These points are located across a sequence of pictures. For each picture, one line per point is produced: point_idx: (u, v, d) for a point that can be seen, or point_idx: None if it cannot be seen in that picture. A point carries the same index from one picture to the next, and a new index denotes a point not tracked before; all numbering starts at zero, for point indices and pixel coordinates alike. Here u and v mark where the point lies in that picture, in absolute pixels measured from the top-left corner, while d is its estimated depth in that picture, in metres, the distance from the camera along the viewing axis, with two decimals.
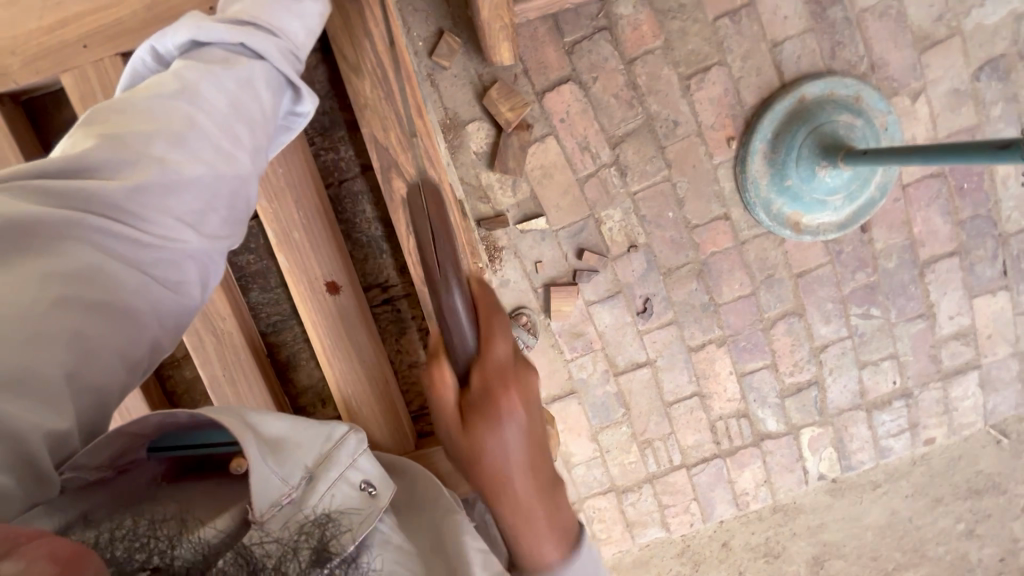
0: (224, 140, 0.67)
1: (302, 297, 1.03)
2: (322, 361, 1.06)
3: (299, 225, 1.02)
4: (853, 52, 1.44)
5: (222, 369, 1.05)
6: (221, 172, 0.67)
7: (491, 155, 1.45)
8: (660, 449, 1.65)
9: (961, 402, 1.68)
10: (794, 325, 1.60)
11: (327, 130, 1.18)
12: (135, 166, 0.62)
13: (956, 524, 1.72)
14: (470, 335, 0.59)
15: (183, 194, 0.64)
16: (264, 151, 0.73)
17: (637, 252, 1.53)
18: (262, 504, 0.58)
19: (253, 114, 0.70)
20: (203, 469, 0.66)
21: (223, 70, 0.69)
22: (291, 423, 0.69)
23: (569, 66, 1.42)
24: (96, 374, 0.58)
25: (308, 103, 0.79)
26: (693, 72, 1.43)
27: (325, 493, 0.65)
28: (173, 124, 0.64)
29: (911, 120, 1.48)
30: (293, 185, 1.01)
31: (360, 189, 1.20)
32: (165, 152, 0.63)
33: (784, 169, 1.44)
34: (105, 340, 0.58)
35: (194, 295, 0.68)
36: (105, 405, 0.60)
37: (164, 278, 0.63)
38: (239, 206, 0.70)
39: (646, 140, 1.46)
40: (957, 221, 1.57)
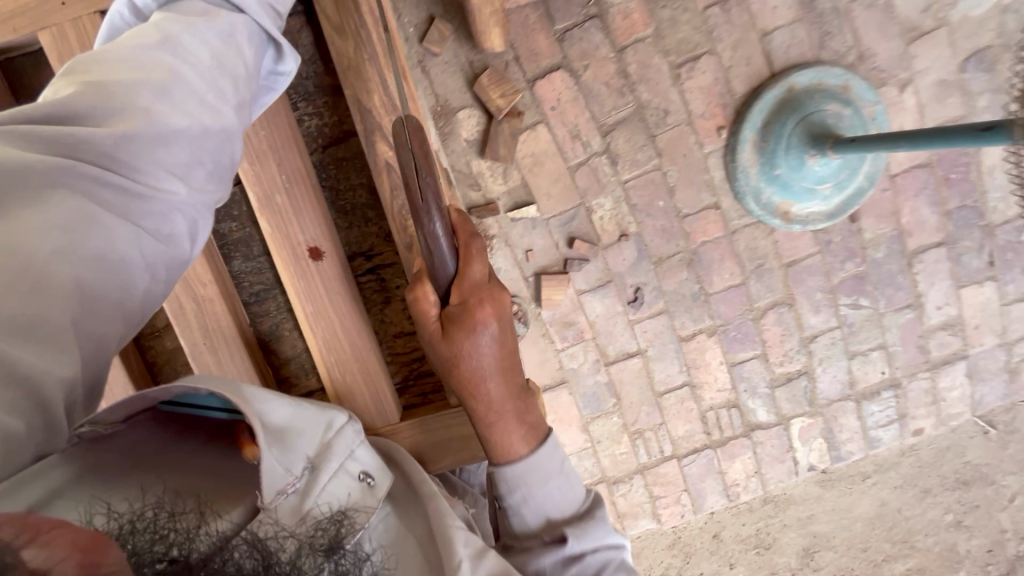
0: (208, 93, 0.70)
1: (283, 258, 1.06)
2: (303, 325, 1.09)
3: (282, 189, 1.05)
4: (841, 42, 1.45)
5: (204, 340, 1.10)
6: (207, 125, 0.70)
7: (482, 142, 1.45)
8: (651, 439, 1.65)
9: (949, 392, 1.69)
10: (784, 315, 1.60)
11: (311, 96, 1.19)
12: (125, 114, 0.64)
13: (945, 514, 1.72)
14: (448, 257, 0.74)
15: (171, 145, 0.67)
16: (247, 108, 0.77)
17: (628, 242, 1.53)
18: (271, 493, 0.64)
19: (235, 69, 0.74)
20: (201, 427, 0.74)
21: (205, 23, 0.72)
22: (294, 411, 0.77)
23: (560, 54, 1.42)
24: (107, 305, 0.63)
25: (289, 62, 0.83)
26: (683, 60, 1.44)
27: (325, 484, 0.71)
28: (158, 74, 0.67)
29: (899, 110, 1.50)
30: (277, 151, 1.03)
31: (340, 158, 1.22)
32: (151, 101, 0.66)
33: (773, 158, 1.45)
34: (105, 292, 0.63)
35: (184, 247, 0.71)
36: (106, 346, 0.65)
37: (156, 229, 0.67)
38: (223, 163, 0.74)
39: (636, 129, 1.46)
40: (944, 211, 1.58)
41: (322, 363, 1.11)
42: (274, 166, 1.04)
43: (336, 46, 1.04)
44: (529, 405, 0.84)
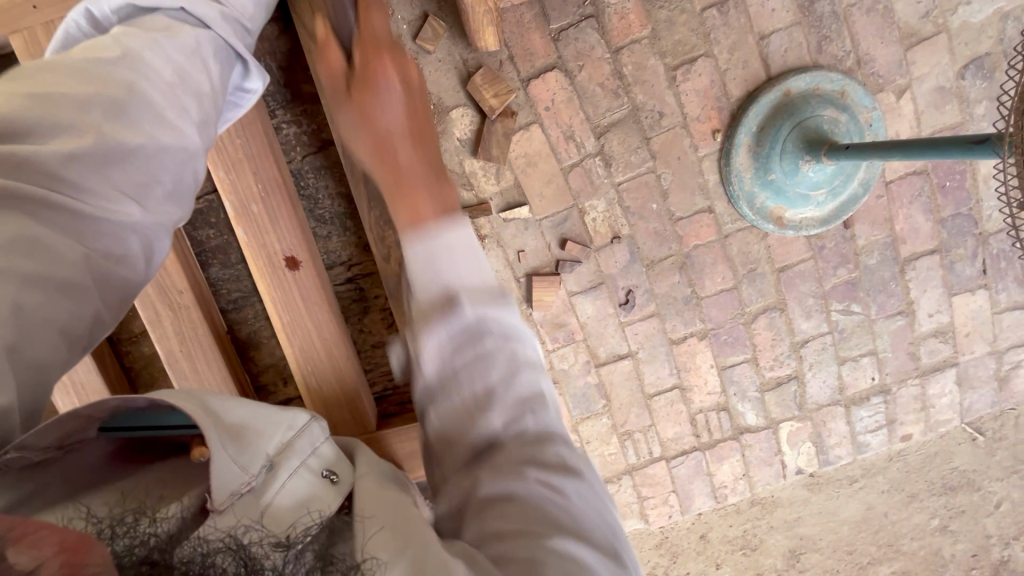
0: (168, 108, 0.64)
1: (261, 271, 1.08)
2: (280, 334, 1.11)
3: (258, 200, 1.07)
4: (839, 47, 1.44)
5: (179, 345, 1.11)
6: (166, 141, 0.62)
7: (475, 141, 1.44)
8: (640, 441, 1.65)
9: (938, 399, 1.69)
10: (775, 319, 1.60)
11: (289, 104, 1.21)
12: (69, 129, 0.56)
13: (930, 519, 1.74)
14: (403, 123, 0.87)
15: (127, 165, 0.59)
16: (212, 127, 0.70)
17: (620, 244, 1.52)
18: (222, 493, 0.55)
19: (200, 85, 0.68)
20: (155, 449, 0.62)
21: (167, 39, 0.67)
22: (252, 410, 0.65)
23: (555, 54, 1.40)
24: (32, 360, 0.51)
25: (257, 80, 0.79)
26: (680, 62, 1.42)
27: (285, 483, 0.61)
28: (112, 89, 0.60)
29: (895, 117, 1.48)
30: (252, 161, 1.06)
31: (320, 167, 1.24)
32: (105, 117, 0.59)
33: (767, 163, 1.44)
34: (48, 314, 0.52)
35: (139, 271, 0.62)
36: (46, 388, 0.53)
37: (108, 251, 0.57)
38: (187, 181, 0.66)
39: (630, 131, 1.45)
40: (938, 219, 1.58)
41: (298, 371, 1.13)
42: (250, 175, 1.06)
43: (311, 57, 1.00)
44: (484, 329, 0.68)
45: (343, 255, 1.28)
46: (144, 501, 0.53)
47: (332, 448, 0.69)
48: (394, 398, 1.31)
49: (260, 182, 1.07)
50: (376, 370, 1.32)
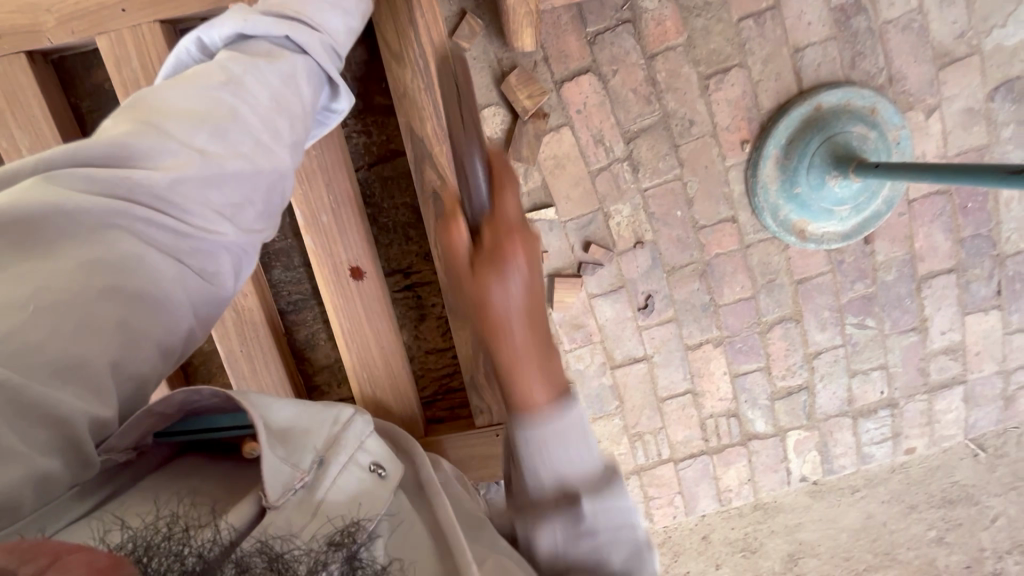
0: (265, 134, 0.66)
1: (327, 279, 1.12)
2: (340, 342, 1.16)
3: (329, 210, 1.10)
4: (872, 63, 1.44)
5: (239, 345, 1.15)
6: (261, 167, 0.64)
7: (506, 141, 1.45)
8: (650, 442, 1.68)
9: (943, 414, 1.72)
10: (790, 330, 1.62)
11: (360, 113, 1.22)
12: (174, 155, 0.59)
13: (927, 530, 1.77)
14: (484, 183, 0.58)
15: (224, 187, 0.61)
16: (302, 147, 0.72)
17: (643, 249, 1.54)
18: (275, 490, 0.59)
19: (294, 109, 0.69)
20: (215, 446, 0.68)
21: (267, 63, 0.67)
22: (296, 410, 0.71)
23: (590, 57, 1.40)
24: (133, 374, 0.56)
25: (344, 102, 0.79)
26: (713, 71, 1.43)
27: (338, 478, 0.65)
28: (215, 115, 0.62)
29: (923, 136, 1.49)
30: (326, 171, 1.08)
31: (386, 176, 1.25)
32: (208, 144, 0.61)
33: (794, 176, 1.45)
34: (149, 330, 0.56)
35: (229, 287, 0.65)
36: (142, 395, 0.58)
37: (202, 268, 0.61)
38: (275, 201, 0.68)
39: (660, 138, 1.46)
40: (957, 238, 1.59)
41: (356, 380, 1.18)
42: (323, 187, 1.09)
43: (392, 71, 1.07)
44: (555, 358, 0.62)
45: (402, 261, 1.29)
46: (202, 506, 0.57)
47: (377, 443, 0.72)
48: (443, 403, 1.34)
49: (332, 193, 1.10)
50: (428, 375, 1.34)
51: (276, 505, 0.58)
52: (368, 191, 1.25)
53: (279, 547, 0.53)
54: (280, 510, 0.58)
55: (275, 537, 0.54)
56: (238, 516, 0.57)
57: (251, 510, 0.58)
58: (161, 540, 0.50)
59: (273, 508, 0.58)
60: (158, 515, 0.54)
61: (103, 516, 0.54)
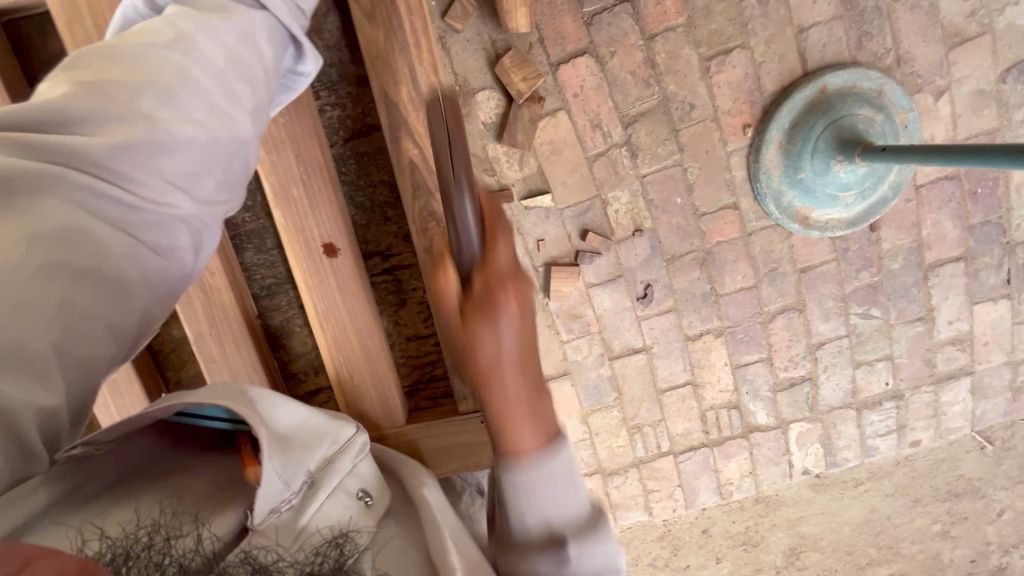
0: (219, 96, 0.61)
1: (300, 257, 1.09)
2: (313, 322, 1.13)
3: (300, 183, 1.07)
4: (880, 44, 1.40)
5: (208, 326, 1.12)
6: (216, 133, 0.60)
7: (500, 126, 1.41)
8: (649, 435, 1.65)
9: (950, 406, 1.68)
10: (793, 320, 1.59)
11: (333, 85, 1.19)
12: (120, 120, 0.55)
13: (932, 524, 1.74)
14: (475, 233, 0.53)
15: (176, 154, 0.57)
16: (265, 112, 0.67)
17: (642, 237, 1.50)
18: (262, 512, 0.58)
19: (254, 69, 0.64)
20: (199, 439, 0.69)
21: (221, 20, 0.63)
22: (304, 416, 0.70)
23: (586, 39, 1.36)
24: (81, 355, 0.52)
25: (311, 63, 0.74)
26: (714, 53, 1.38)
27: (325, 504, 0.63)
28: (163, 76, 0.58)
29: (931, 119, 1.45)
30: (298, 146, 1.05)
31: (361, 152, 1.22)
32: (154, 107, 0.57)
33: (798, 161, 1.41)
34: (97, 309, 0.53)
35: (187, 263, 0.61)
36: (95, 379, 0.55)
37: (155, 242, 0.57)
38: (237, 170, 0.63)
39: (659, 122, 1.42)
40: (966, 225, 1.55)
41: (331, 362, 1.15)
42: (294, 161, 1.06)
43: (365, 32, 1.06)
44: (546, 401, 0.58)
45: (380, 243, 1.27)
46: (185, 513, 0.58)
47: (369, 469, 0.71)
48: (426, 392, 1.31)
49: (304, 167, 1.07)
50: (409, 362, 1.31)
51: (260, 528, 0.58)
52: (343, 168, 1.23)
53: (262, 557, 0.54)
54: (265, 532, 0.58)
55: (259, 548, 0.55)
56: (222, 526, 0.59)
57: (236, 523, 0.60)
58: (139, 551, 0.51)
59: (255, 531, 0.57)
60: (140, 522, 0.55)
61: (83, 523, 0.55)
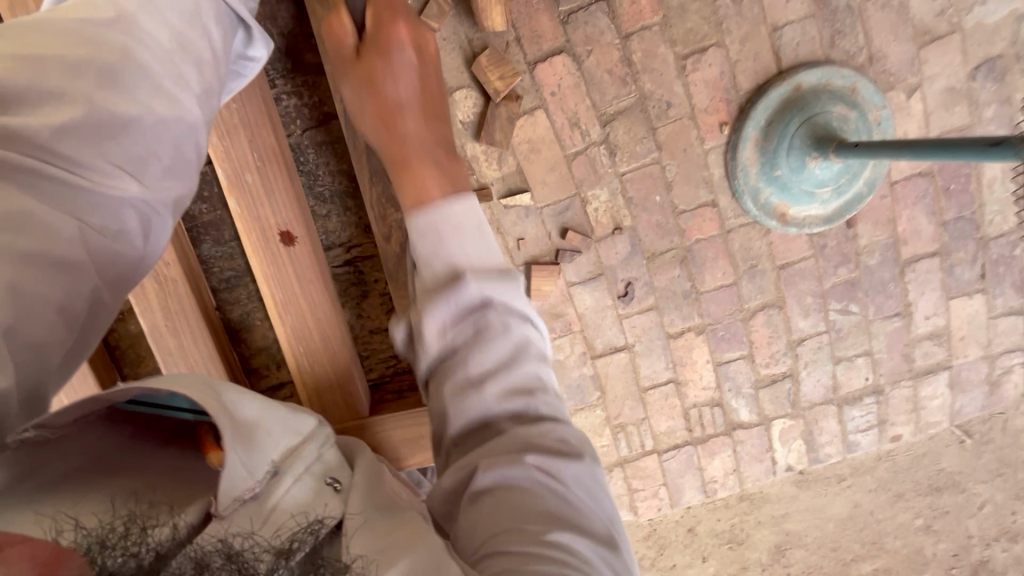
0: (168, 78, 0.60)
1: (254, 242, 1.07)
2: (273, 313, 1.11)
3: (253, 168, 1.05)
4: (852, 42, 1.42)
5: (166, 318, 1.10)
6: (164, 115, 0.59)
7: (478, 125, 1.41)
8: (632, 434, 1.65)
9: (929, 401, 1.70)
10: (773, 317, 1.60)
11: (288, 73, 1.18)
12: (64, 100, 0.54)
13: (914, 519, 1.75)
14: None
15: (121, 136, 0.56)
16: (212, 96, 0.67)
17: (622, 235, 1.50)
18: (226, 498, 0.55)
19: (200, 52, 0.64)
20: (158, 430, 0.64)
21: (165, 2, 0.62)
22: (264, 407, 0.64)
23: (563, 37, 1.37)
24: (29, 337, 0.50)
25: (262, 48, 0.75)
26: (690, 51, 1.39)
27: (288, 491, 0.61)
28: (104, 55, 0.57)
29: (904, 116, 1.47)
30: (249, 129, 1.04)
31: (320, 142, 1.22)
32: (99, 86, 0.56)
33: (774, 159, 1.42)
34: (49, 293, 0.51)
35: (137, 247, 0.59)
36: (44, 367, 0.52)
37: (104, 226, 0.55)
38: (185, 154, 0.62)
39: (637, 120, 1.43)
40: (940, 221, 1.57)
41: (290, 353, 1.14)
42: (246, 144, 1.04)
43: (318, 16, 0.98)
44: (505, 380, 0.70)
45: (343, 235, 1.27)
46: (160, 504, 0.55)
47: (334, 455, 0.69)
48: (392, 385, 1.30)
49: (256, 150, 1.05)
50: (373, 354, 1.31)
51: (223, 513, 0.55)
52: (303, 157, 1.23)
53: (238, 544, 0.50)
54: (227, 520, 0.54)
55: (235, 535, 0.51)
56: (194, 512, 0.55)
57: (200, 512, 0.55)
58: (116, 540, 0.47)
59: (218, 518, 0.54)
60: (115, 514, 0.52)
61: (55, 514, 0.51)
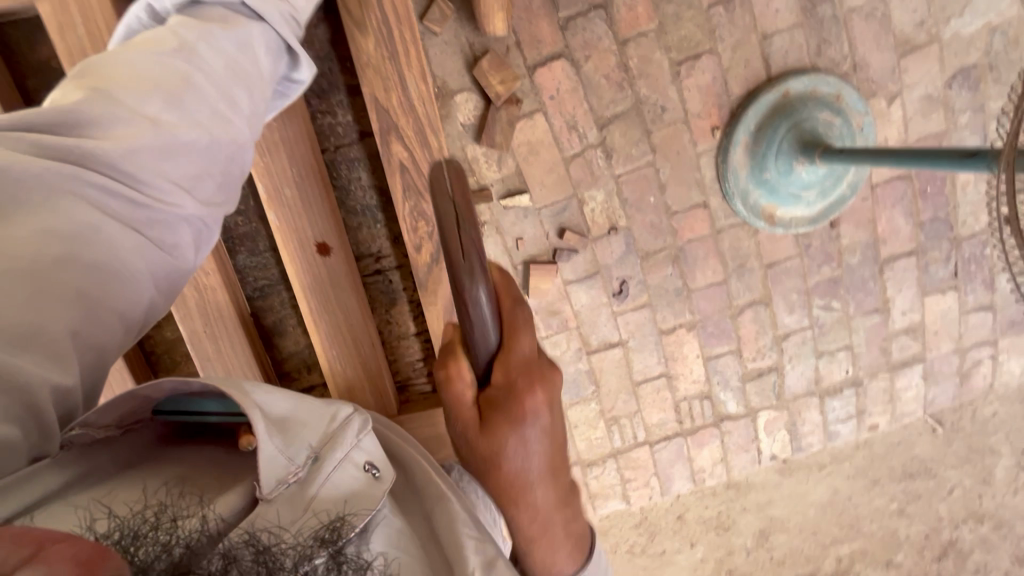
0: (221, 102, 0.64)
1: (291, 254, 1.11)
2: (308, 321, 1.15)
3: (293, 183, 1.08)
4: (837, 51, 1.48)
5: (203, 324, 1.13)
6: (217, 136, 0.63)
7: (478, 127, 1.44)
8: (625, 426, 1.71)
9: (904, 391, 1.79)
10: (760, 313, 1.66)
11: (323, 90, 1.20)
12: (128, 123, 0.58)
13: (889, 503, 1.85)
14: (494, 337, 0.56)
15: (179, 155, 0.60)
16: (262, 118, 0.71)
17: (617, 235, 1.55)
18: (268, 483, 0.57)
19: (252, 78, 0.68)
20: (207, 436, 0.64)
21: (222, 30, 0.67)
22: (294, 403, 0.65)
23: (562, 42, 1.40)
24: (92, 340, 0.55)
25: (305, 71, 0.78)
26: (684, 58, 1.44)
27: (331, 475, 0.60)
28: (166, 82, 0.61)
29: (885, 122, 1.54)
30: (291, 146, 1.07)
31: (354, 157, 1.24)
32: (160, 111, 0.60)
33: (763, 162, 1.48)
34: (112, 300, 0.56)
35: (189, 259, 0.64)
36: (103, 365, 0.57)
37: (160, 239, 0.60)
38: (234, 173, 0.67)
39: (633, 124, 1.47)
40: (917, 222, 1.65)
41: (325, 360, 1.18)
42: (285, 158, 1.07)
43: (355, 39, 1.09)
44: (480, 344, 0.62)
45: (373, 247, 1.30)
46: (191, 494, 0.55)
47: (375, 443, 0.67)
48: (418, 387, 1.36)
49: (295, 166, 1.08)
50: (400, 360, 1.36)
51: (268, 496, 0.56)
52: (336, 172, 1.24)
53: (266, 540, 0.50)
54: (272, 502, 0.56)
55: (261, 529, 0.51)
56: (228, 505, 0.55)
57: (243, 499, 0.56)
58: (147, 532, 0.47)
59: (264, 500, 0.56)
60: (146, 503, 0.52)
61: (89, 503, 0.51)
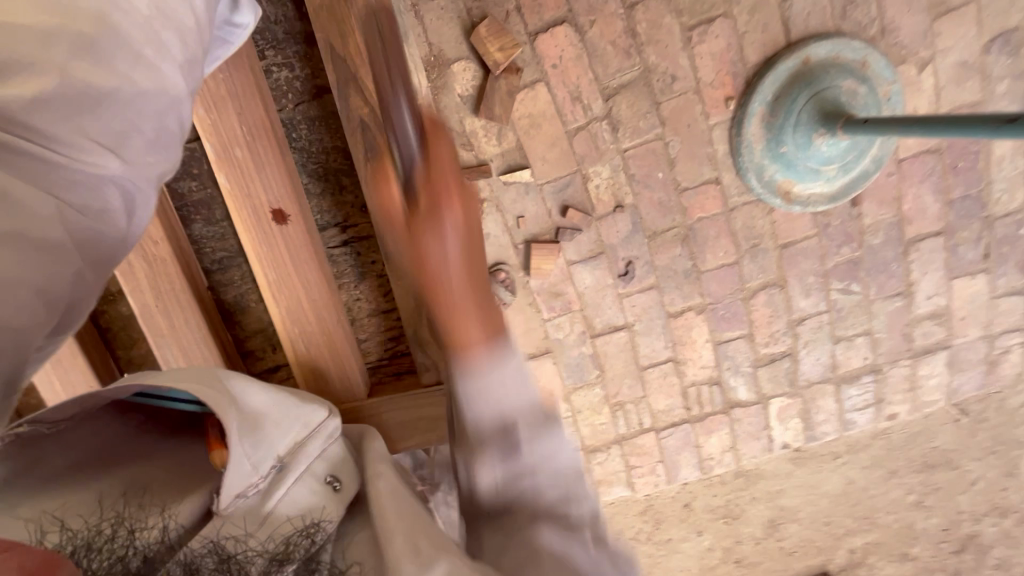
0: (145, 49, 0.59)
1: (246, 222, 1.07)
2: (266, 293, 1.12)
3: (242, 142, 1.04)
4: (864, 14, 1.37)
5: (155, 300, 1.10)
6: (143, 89, 0.59)
7: (477, 99, 1.37)
8: (631, 411, 1.65)
9: (926, 379, 1.70)
10: (774, 296, 1.58)
11: (280, 44, 1.16)
12: (36, 73, 0.52)
13: (907, 495, 1.78)
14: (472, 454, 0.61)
15: (100, 112, 0.56)
16: (194, 66, 0.67)
17: (623, 213, 1.48)
18: (227, 495, 0.55)
19: (179, 19, 0.63)
20: (164, 420, 0.65)
21: None
22: (270, 398, 0.65)
23: (565, 7, 1.32)
24: (8, 321, 0.51)
25: (248, 15, 0.82)
26: (696, 22, 1.35)
27: (290, 489, 0.58)
28: (80, 23, 0.54)
29: (915, 92, 1.43)
30: (237, 100, 1.02)
31: (313, 117, 1.21)
32: (71, 58, 0.54)
33: (780, 135, 1.39)
34: (28, 277, 0.51)
35: (119, 224, 0.61)
36: (27, 342, 0.54)
37: (84, 205, 0.56)
38: (168, 129, 0.63)
39: (640, 94, 1.39)
40: (946, 199, 1.55)
41: (286, 333, 1.15)
42: (233, 115, 1.03)
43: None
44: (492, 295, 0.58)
45: (338, 215, 1.27)
46: (152, 505, 0.54)
47: (340, 448, 0.66)
48: (389, 367, 1.36)
49: (245, 123, 1.04)
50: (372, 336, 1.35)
51: (224, 512, 0.54)
52: (296, 133, 1.21)
53: (232, 549, 0.50)
54: (229, 517, 0.54)
55: (227, 538, 0.51)
56: (186, 513, 0.54)
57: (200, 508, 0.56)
58: (101, 543, 0.47)
59: (220, 516, 0.54)
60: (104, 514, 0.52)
61: (41, 515, 0.51)
